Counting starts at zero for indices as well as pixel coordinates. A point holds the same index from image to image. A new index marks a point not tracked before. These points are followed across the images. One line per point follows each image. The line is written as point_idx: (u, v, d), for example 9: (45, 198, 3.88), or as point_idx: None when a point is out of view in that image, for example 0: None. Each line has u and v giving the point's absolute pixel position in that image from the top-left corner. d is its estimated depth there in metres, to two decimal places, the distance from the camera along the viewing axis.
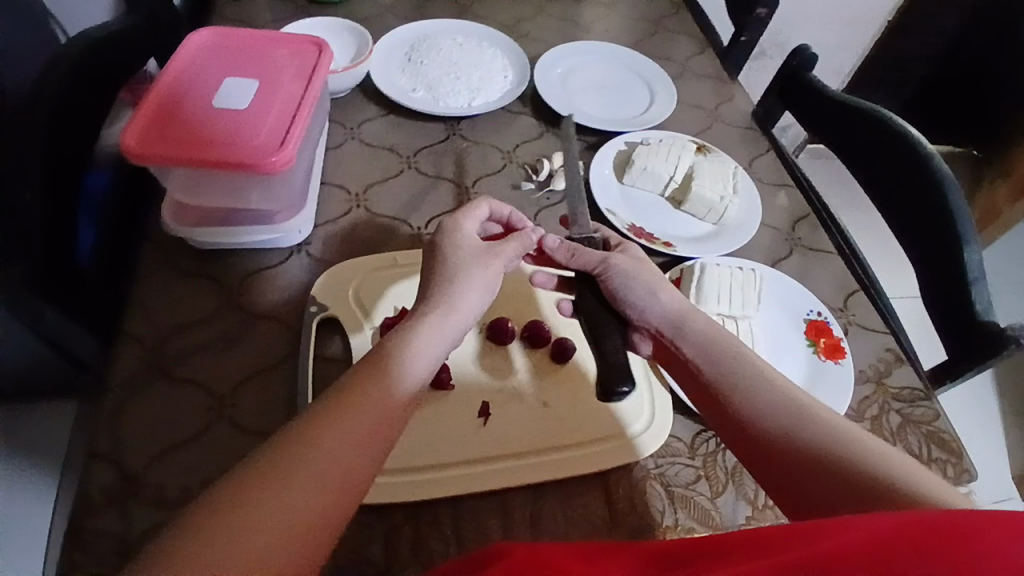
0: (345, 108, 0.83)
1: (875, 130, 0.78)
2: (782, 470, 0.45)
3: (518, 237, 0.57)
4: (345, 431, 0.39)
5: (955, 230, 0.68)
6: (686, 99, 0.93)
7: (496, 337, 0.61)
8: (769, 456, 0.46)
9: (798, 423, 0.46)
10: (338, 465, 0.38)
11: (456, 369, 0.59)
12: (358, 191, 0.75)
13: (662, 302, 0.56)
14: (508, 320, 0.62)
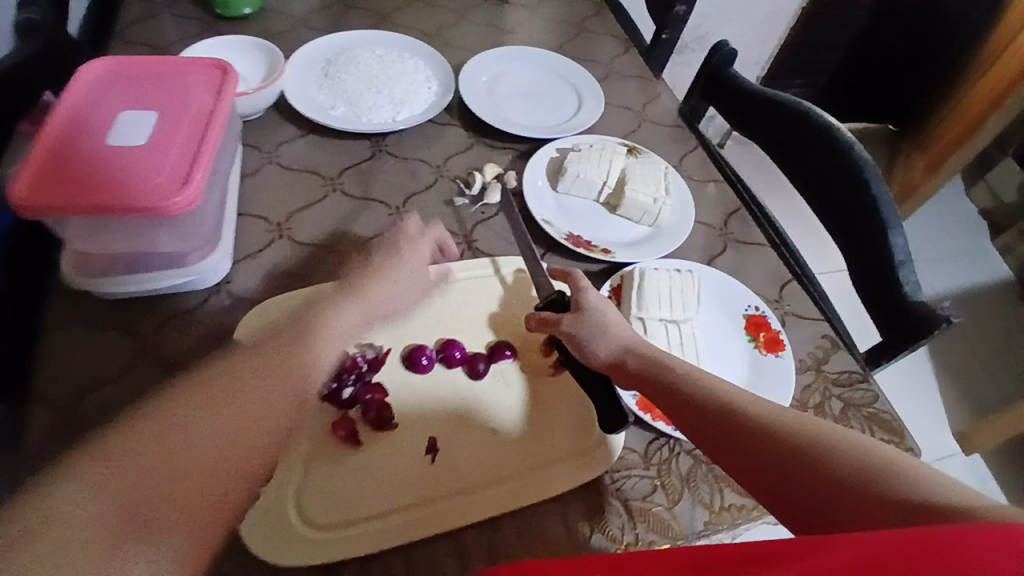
0: (260, 130, 0.78)
1: (796, 122, 0.80)
2: (743, 454, 0.49)
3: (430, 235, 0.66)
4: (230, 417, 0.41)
5: (880, 216, 0.70)
6: (614, 101, 0.93)
7: (415, 366, 0.59)
8: (730, 441, 0.50)
9: (759, 414, 0.50)
10: (197, 460, 0.39)
11: (399, 403, 0.57)
12: (279, 220, 0.71)
13: (612, 337, 0.58)
14: (425, 348, 0.60)
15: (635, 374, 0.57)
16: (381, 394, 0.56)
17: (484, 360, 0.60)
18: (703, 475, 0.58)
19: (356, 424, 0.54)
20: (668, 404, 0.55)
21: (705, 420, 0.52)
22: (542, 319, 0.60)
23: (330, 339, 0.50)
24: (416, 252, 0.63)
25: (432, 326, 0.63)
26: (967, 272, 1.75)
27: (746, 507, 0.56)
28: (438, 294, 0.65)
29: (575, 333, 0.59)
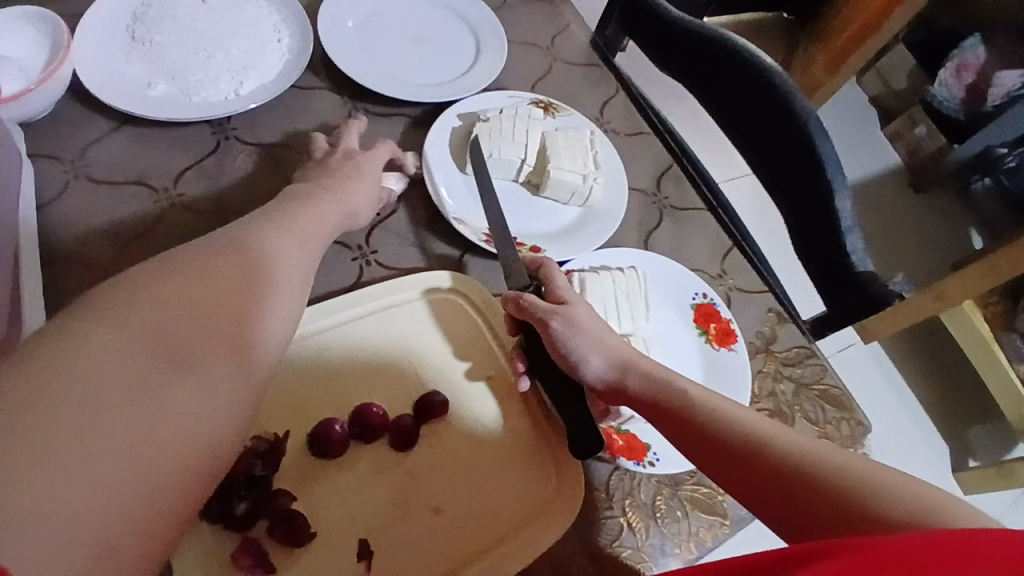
0: (56, 133, 0.57)
1: (728, 59, 0.68)
2: (757, 481, 0.42)
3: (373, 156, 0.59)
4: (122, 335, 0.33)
5: (825, 177, 0.63)
6: (516, 36, 0.77)
7: (326, 449, 0.47)
8: (741, 467, 0.43)
9: (779, 438, 0.43)
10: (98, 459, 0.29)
11: (314, 498, 0.46)
12: (107, 263, 0.53)
13: (605, 352, 0.50)
14: (335, 419, 0.47)
15: (637, 398, 0.49)
16: (289, 497, 0.45)
17: (407, 415, 0.50)
18: (669, 499, 0.53)
19: (262, 545, 0.44)
20: (670, 430, 0.47)
21: (712, 444, 0.44)
22: (521, 298, 0.51)
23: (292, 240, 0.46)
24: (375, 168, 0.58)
25: (337, 383, 0.51)
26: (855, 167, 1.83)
27: (713, 530, 0.52)
28: (340, 341, 0.52)
29: (562, 338, 0.50)
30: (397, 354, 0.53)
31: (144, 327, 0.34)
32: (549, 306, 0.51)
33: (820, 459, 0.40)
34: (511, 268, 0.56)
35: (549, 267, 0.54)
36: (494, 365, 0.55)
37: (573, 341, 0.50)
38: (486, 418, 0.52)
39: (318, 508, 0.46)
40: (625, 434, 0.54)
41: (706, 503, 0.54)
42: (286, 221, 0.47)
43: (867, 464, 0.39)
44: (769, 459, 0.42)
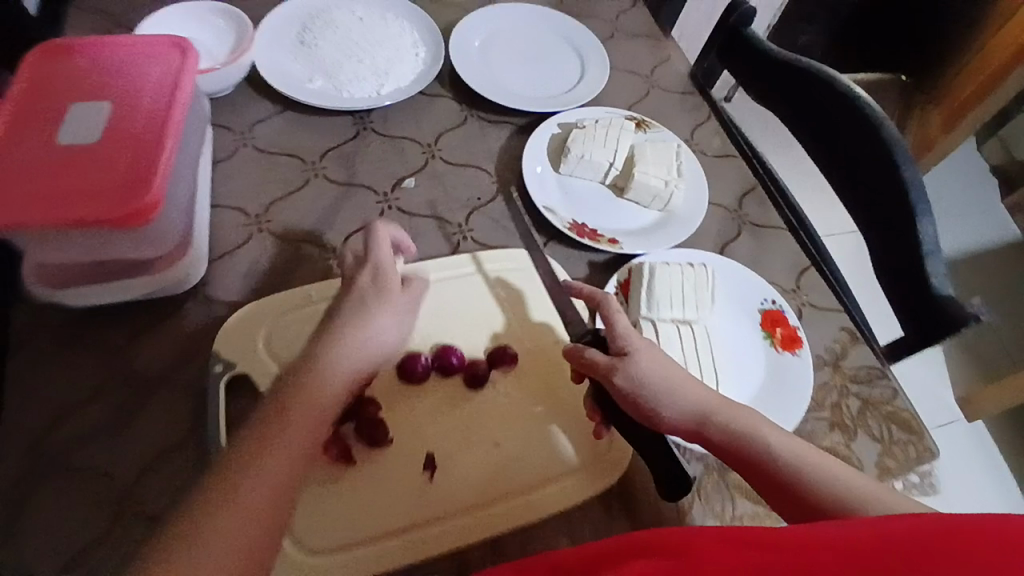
0: (232, 109, 0.71)
1: (821, 92, 0.73)
2: (799, 506, 0.46)
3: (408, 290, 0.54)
4: (268, 477, 0.39)
5: (909, 203, 0.65)
6: (621, 66, 0.85)
7: (409, 377, 0.54)
8: (781, 485, 0.46)
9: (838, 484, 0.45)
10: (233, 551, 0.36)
11: (360, 511, 0.48)
12: (257, 212, 0.64)
13: (685, 399, 0.50)
14: (419, 354, 0.54)
15: (717, 447, 0.49)
16: (375, 407, 0.52)
17: (480, 364, 0.56)
18: (714, 483, 0.55)
19: (349, 443, 0.50)
20: (760, 485, 0.47)
21: (753, 466, 0.48)
22: (582, 353, 0.52)
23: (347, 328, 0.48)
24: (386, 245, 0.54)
25: (427, 327, 0.58)
26: (959, 238, 1.77)
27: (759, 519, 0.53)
28: (434, 293, 0.60)
29: (631, 385, 0.50)
30: (480, 310, 0.60)
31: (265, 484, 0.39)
32: (612, 357, 0.51)
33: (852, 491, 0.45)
34: (568, 316, 0.59)
35: (603, 300, 0.54)
36: (541, 404, 0.55)
37: (643, 383, 0.50)
38: (550, 377, 0.57)
39: (371, 532, 0.48)
40: None
41: (753, 493, 0.55)
42: (350, 321, 0.49)
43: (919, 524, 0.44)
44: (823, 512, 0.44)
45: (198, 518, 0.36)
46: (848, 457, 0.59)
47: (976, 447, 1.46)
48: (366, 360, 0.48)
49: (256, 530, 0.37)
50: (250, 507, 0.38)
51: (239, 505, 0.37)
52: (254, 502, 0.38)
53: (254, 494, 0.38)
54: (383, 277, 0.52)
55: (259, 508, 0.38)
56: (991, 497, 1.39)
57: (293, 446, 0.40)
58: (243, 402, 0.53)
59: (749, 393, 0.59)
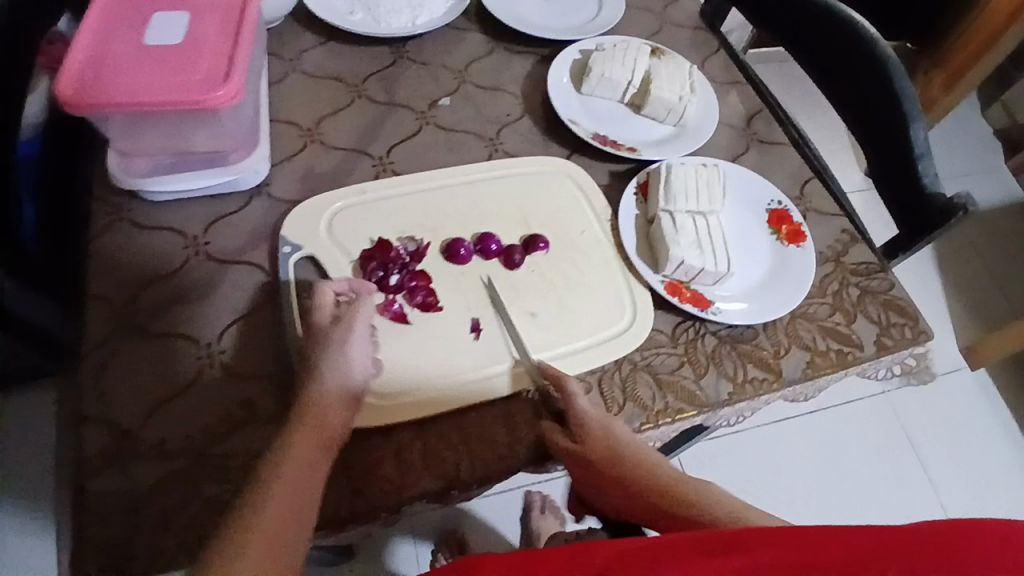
0: (281, 38, 0.77)
1: (819, 17, 0.79)
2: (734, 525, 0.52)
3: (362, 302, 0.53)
4: (290, 499, 0.44)
5: (901, 110, 0.71)
6: (636, 2, 0.91)
7: (453, 257, 0.62)
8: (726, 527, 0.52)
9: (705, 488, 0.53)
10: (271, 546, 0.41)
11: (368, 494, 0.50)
12: (309, 125, 0.71)
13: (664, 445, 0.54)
14: (463, 240, 0.62)
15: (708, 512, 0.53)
16: (425, 279, 0.60)
17: (516, 248, 0.63)
18: (726, 353, 0.61)
19: (404, 308, 0.58)
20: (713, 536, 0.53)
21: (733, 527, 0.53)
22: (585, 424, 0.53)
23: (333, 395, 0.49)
24: (361, 313, 0.53)
25: (467, 219, 0.65)
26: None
27: (766, 381, 0.60)
28: (472, 192, 0.67)
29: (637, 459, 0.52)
30: (514, 206, 0.66)
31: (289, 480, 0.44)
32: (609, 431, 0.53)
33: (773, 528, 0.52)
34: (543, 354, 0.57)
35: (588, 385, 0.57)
36: (571, 284, 0.63)
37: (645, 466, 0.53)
38: (579, 261, 0.64)
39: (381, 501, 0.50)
40: (693, 290, 0.63)
41: (762, 361, 0.61)
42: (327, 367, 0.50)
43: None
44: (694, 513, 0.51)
45: (265, 493, 0.43)
46: (849, 335, 0.64)
47: (980, 390, 1.51)
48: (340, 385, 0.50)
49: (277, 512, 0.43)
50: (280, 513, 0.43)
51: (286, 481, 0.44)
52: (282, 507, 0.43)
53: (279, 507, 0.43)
54: (340, 334, 0.51)
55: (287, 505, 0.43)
56: (989, 436, 1.45)
57: (321, 435, 0.47)
58: (306, 278, 0.60)
59: (756, 276, 0.66)
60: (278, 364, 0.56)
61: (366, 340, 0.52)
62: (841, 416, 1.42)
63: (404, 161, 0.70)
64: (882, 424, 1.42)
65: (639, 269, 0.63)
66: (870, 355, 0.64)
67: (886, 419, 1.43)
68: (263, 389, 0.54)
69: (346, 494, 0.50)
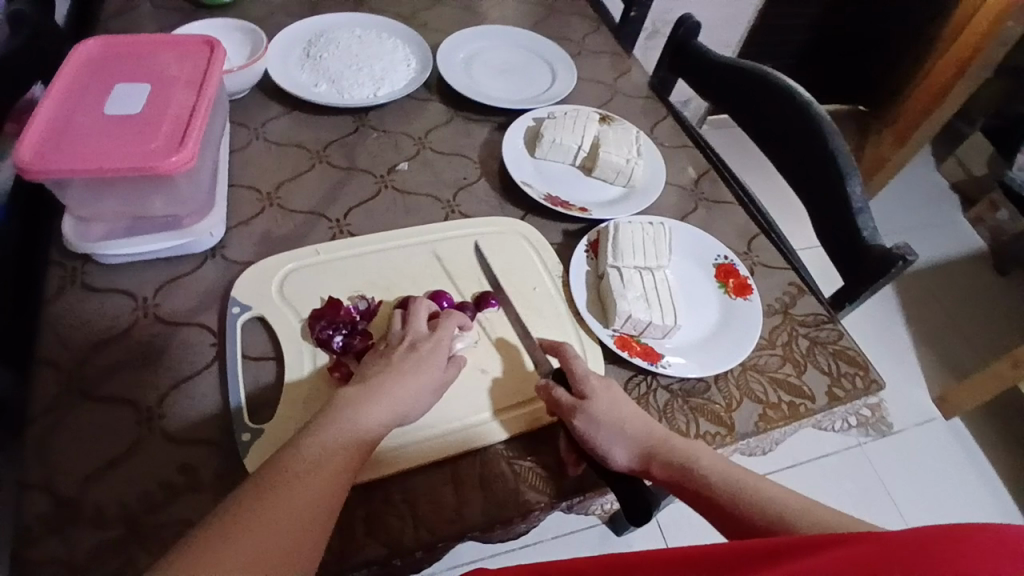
0: (246, 109, 0.80)
1: (758, 87, 0.85)
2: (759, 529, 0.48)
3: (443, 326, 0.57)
4: (264, 525, 0.41)
5: (837, 168, 0.76)
6: (589, 75, 0.97)
7: None
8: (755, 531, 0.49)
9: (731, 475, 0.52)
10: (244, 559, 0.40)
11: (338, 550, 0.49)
12: (269, 190, 0.73)
13: (628, 446, 0.54)
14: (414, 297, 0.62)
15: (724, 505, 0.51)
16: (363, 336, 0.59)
17: (469, 304, 0.63)
18: (678, 407, 0.61)
19: (347, 367, 0.57)
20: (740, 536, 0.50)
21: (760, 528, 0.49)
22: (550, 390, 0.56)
23: (374, 407, 0.50)
24: (436, 355, 0.55)
25: (420, 279, 0.66)
26: (924, 250, 1.88)
27: (719, 434, 0.60)
28: (426, 251, 0.68)
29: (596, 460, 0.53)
30: (467, 264, 0.68)
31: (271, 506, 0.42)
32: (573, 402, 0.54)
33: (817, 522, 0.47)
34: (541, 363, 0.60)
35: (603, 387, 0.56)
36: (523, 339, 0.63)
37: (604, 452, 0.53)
38: (530, 317, 0.65)
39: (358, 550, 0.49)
40: (643, 344, 0.64)
41: (715, 414, 0.61)
42: (382, 382, 0.51)
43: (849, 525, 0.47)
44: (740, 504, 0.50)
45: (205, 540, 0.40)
46: (801, 386, 0.65)
47: (957, 441, 1.50)
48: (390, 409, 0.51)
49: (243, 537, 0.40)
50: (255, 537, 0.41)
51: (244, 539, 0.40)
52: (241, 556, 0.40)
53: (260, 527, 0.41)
54: (426, 353, 0.54)
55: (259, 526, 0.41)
56: (970, 488, 1.44)
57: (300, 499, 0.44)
58: (254, 338, 0.60)
59: (705, 329, 0.67)
60: (224, 426, 0.55)
61: (423, 372, 0.53)
62: (820, 471, 1.40)
63: (362, 222, 0.72)
64: (862, 478, 1.40)
65: (589, 324, 0.64)
66: (823, 406, 0.63)
67: (866, 474, 1.41)
68: (206, 453, 0.53)
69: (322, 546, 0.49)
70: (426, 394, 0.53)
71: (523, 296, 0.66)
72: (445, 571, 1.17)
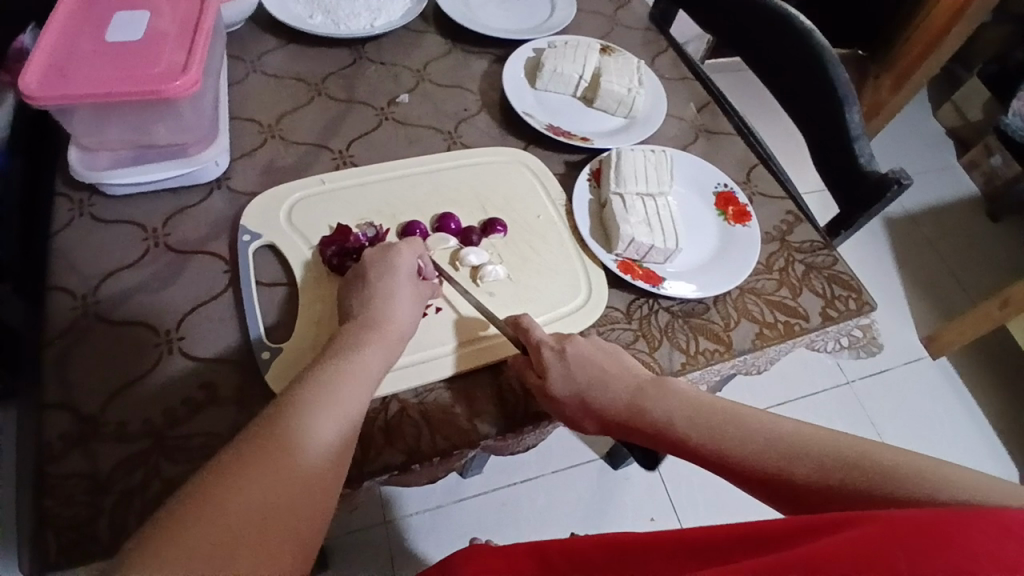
0: (242, 40, 0.79)
1: (758, 15, 0.84)
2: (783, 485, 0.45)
3: (412, 246, 0.58)
4: (276, 473, 0.41)
5: (836, 95, 0.76)
6: (589, 6, 0.95)
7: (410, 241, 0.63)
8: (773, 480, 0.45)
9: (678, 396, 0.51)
10: (259, 505, 0.40)
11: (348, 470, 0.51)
12: (270, 122, 0.73)
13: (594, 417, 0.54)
14: (419, 223, 0.64)
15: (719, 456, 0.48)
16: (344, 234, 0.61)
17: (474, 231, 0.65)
18: (679, 326, 0.64)
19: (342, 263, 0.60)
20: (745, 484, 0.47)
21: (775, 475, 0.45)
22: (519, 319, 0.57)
23: (372, 333, 0.52)
24: (408, 257, 0.57)
25: (425, 207, 0.67)
26: (918, 194, 1.90)
27: (717, 351, 0.62)
28: (430, 181, 0.69)
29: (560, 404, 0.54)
30: (470, 193, 0.69)
31: (276, 474, 0.41)
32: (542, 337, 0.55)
33: (768, 429, 0.47)
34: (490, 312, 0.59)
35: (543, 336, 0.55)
36: (527, 266, 0.64)
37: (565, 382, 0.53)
38: (535, 244, 0.66)
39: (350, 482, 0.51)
40: (645, 268, 0.66)
41: (713, 332, 0.64)
42: (371, 303, 0.54)
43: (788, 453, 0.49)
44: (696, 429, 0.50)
45: (201, 497, 0.39)
46: (796, 307, 0.67)
47: (944, 378, 1.56)
48: (397, 329, 0.54)
49: (248, 506, 0.39)
50: (262, 494, 0.40)
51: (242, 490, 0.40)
52: (248, 506, 0.39)
53: (270, 481, 0.41)
54: (405, 262, 0.57)
55: (261, 489, 0.40)
56: (953, 423, 1.49)
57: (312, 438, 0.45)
58: (264, 264, 0.62)
59: (704, 254, 0.69)
60: (240, 349, 0.56)
61: (415, 296, 0.56)
62: (811, 406, 1.45)
63: (365, 154, 0.72)
64: (850, 413, 1.46)
65: (592, 249, 0.66)
66: (816, 325, 0.66)
67: (853, 408, 1.47)
68: (225, 372, 0.55)
69: (356, 462, 0.51)
70: (416, 313, 0.56)
71: (528, 223, 0.68)
72: (452, 503, 1.23)
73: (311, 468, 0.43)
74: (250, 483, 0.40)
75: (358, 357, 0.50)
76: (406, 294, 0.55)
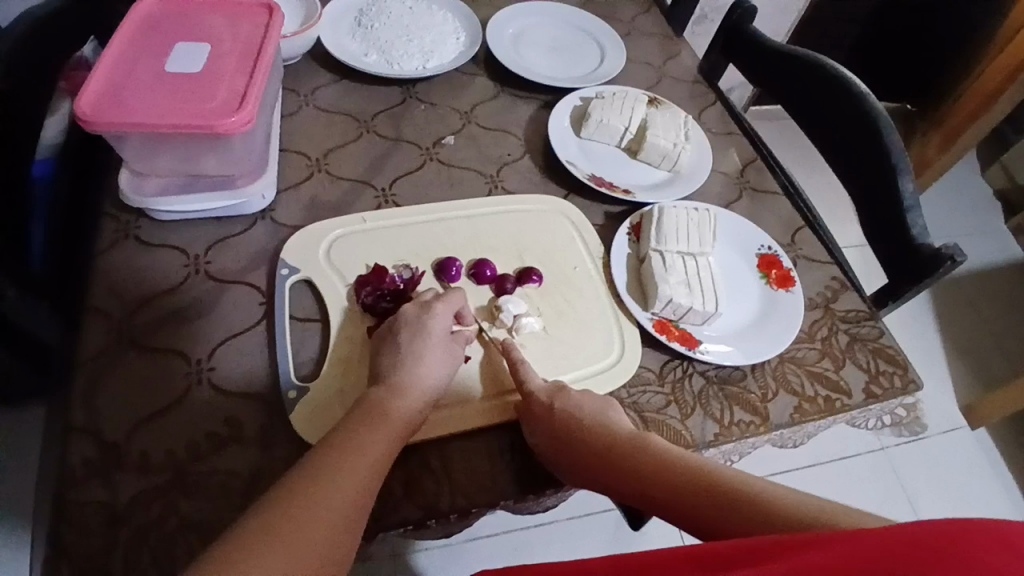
0: (297, 75, 0.81)
1: (814, 76, 0.83)
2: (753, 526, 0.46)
3: (443, 304, 0.57)
4: (338, 490, 0.44)
5: (890, 163, 0.74)
6: (638, 57, 0.95)
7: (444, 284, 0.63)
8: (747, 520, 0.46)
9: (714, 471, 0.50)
10: (326, 525, 0.42)
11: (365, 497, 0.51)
12: (316, 156, 0.74)
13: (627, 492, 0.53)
14: (455, 261, 0.64)
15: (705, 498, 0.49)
16: (380, 275, 0.62)
17: (509, 278, 0.64)
18: (713, 393, 0.61)
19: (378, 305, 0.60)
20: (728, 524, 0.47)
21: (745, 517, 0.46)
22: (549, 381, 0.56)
23: (419, 377, 0.52)
24: (438, 318, 0.56)
25: (463, 252, 0.67)
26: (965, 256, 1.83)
27: (753, 424, 0.60)
28: (470, 225, 0.69)
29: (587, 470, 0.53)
30: (509, 240, 0.68)
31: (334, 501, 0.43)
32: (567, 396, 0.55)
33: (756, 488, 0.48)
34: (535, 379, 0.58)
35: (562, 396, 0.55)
36: (559, 319, 0.63)
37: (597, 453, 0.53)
38: (570, 296, 0.65)
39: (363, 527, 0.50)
40: (681, 329, 0.64)
41: (749, 402, 0.61)
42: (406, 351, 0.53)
43: (810, 501, 0.46)
44: (705, 494, 0.49)
45: (278, 511, 0.42)
46: (838, 381, 0.64)
47: (983, 450, 1.48)
48: (433, 387, 0.53)
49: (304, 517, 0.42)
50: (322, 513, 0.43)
51: (295, 523, 0.42)
52: (316, 525, 0.42)
53: (332, 499, 0.43)
54: (435, 314, 0.56)
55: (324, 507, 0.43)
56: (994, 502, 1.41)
57: (363, 464, 0.46)
58: (299, 299, 0.62)
59: (743, 318, 0.67)
60: (268, 384, 0.56)
61: (445, 350, 0.55)
62: (839, 470, 1.39)
63: (406, 193, 0.72)
64: (883, 482, 1.39)
65: (629, 306, 0.64)
66: (859, 402, 0.63)
67: (886, 477, 1.40)
68: (251, 408, 0.55)
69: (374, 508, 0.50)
70: (453, 363, 0.55)
71: (565, 275, 0.67)
72: (462, 541, 1.20)
73: (365, 494, 0.45)
74: (317, 504, 0.43)
75: (411, 393, 0.51)
76: (441, 361, 0.54)
